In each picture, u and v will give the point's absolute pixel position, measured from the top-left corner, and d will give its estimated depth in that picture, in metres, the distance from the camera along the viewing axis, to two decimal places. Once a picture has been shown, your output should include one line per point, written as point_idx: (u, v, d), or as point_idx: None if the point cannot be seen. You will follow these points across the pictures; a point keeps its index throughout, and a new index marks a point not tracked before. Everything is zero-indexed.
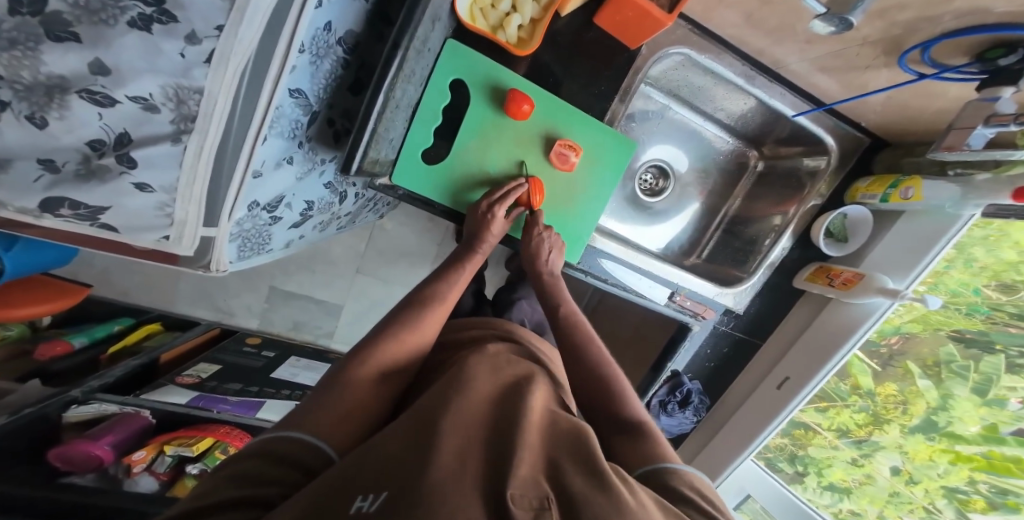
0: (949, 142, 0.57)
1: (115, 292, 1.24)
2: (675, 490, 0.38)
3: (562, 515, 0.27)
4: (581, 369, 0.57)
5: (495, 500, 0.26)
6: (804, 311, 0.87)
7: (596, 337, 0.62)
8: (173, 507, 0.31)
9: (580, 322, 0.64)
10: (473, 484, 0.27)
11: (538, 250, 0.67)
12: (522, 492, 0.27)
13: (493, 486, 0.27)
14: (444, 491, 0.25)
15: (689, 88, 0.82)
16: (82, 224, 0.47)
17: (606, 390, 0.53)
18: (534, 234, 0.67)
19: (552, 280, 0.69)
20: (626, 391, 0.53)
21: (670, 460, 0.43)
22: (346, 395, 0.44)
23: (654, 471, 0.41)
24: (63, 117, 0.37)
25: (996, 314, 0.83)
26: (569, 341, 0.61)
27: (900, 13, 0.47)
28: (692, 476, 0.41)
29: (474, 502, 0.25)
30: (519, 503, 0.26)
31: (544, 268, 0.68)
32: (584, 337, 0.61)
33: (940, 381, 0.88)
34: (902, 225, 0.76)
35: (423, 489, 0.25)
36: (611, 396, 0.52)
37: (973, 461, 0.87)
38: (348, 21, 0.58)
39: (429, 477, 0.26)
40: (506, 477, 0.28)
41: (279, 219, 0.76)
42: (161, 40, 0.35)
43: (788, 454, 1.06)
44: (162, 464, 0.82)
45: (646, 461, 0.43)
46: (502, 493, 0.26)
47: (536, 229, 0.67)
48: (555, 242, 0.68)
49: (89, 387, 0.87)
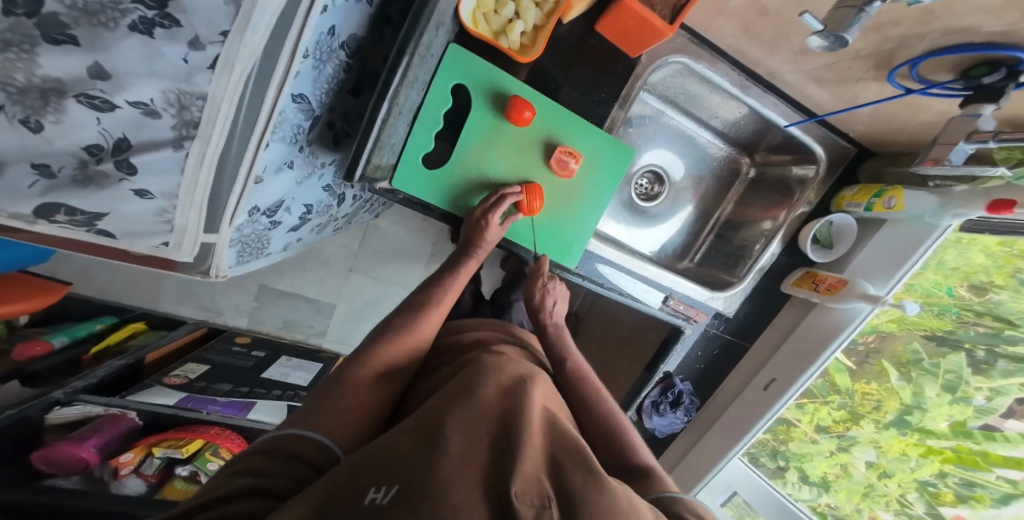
0: (933, 155, 0.60)
1: (98, 290, 1.20)
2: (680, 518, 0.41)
3: (564, 511, 0.27)
4: (588, 422, 0.56)
5: (499, 496, 0.27)
6: (790, 315, 0.89)
7: (602, 389, 0.61)
8: (184, 502, 0.31)
9: (585, 376, 0.62)
10: (478, 479, 0.28)
11: (542, 303, 0.68)
12: (525, 489, 0.27)
13: (496, 481, 0.28)
14: (450, 487, 0.26)
15: (684, 96, 0.83)
16: (78, 229, 0.45)
17: (614, 434, 0.53)
18: (538, 286, 0.68)
19: (555, 332, 0.69)
20: (631, 436, 0.54)
21: (674, 490, 0.46)
22: (347, 396, 0.44)
23: (661, 500, 0.44)
24: (59, 121, 0.35)
25: (964, 314, 0.87)
26: (575, 392, 0.60)
27: (893, 28, 0.49)
28: (694, 503, 0.45)
29: (479, 498, 0.26)
30: (523, 500, 0.26)
31: (547, 318, 0.69)
32: (590, 390, 0.60)
33: (913, 379, 0.92)
34: (883, 234, 0.79)
35: (431, 484, 0.26)
36: (622, 443, 0.52)
37: (943, 454, 0.91)
38: (352, 25, 0.58)
39: (437, 471, 0.27)
40: (509, 473, 0.28)
41: (279, 223, 0.75)
42: (162, 44, 0.34)
43: (770, 449, 1.09)
44: (151, 466, 0.81)
45: (653, 490, 0.45)
46: (506, 488, 0.27)
47: (539, 280, 0.68)
48: (558, 295, 0.69)
49: (71, 388, 0.84)
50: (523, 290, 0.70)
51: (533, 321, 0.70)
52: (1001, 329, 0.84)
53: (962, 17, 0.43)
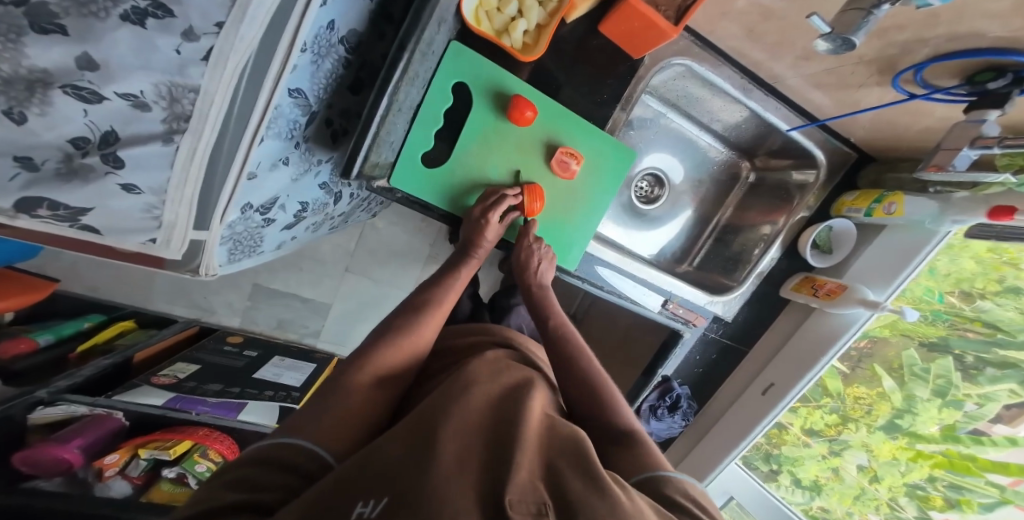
0: (936, 161, 0.60)
1: (85, 287, 1.17)
2: (671, 499, 0.38)
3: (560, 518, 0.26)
4: (570, 381, 0.54)
5: (493, 505, 0.26)
6: (789, 319, 0.89)
7: (587, 348, 0.60)
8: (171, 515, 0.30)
9: (569, 335, 0.62)
10: (473, 488, 0.27)
11: (528, 262, 0.66)
12: (520, 497, 0.26)
13: (491, 490, 0.27)
14: (445, 494, 0.25)
15: (686, 99, 0.83)
16: (61, 224, 0.43)
17: (602, 396, 0.52)
18: (524, 245, 0.66)
19: (540, 292, 0.67)
20: (618, 402, 0.52)
21: (664, 468, 0.43)
22: (343, 401, 0.42)
23: (650, 479, 0.40)
24: (45, 113, 0.33)
25: (957, 320, 0.87)
26: (559, 353, 0.58)
27: (898, 33, 0.49)
28: (689, 486, 0.42)
29: (473, 505, 0.25)
30: (518, 508, 0.25)
31: (533, 279, 0.67)
32: (574, 349, 0.59)
33: (904, 383, 0.92)
34: (881, 241, 0.79)
35: (426, 493, 0.25)
36: (608, 414, 0.50)
37: (933, 459, 0.92)
38: (352, 21, 0.57)
39: (429, 481, 0.26)
40: (505, 482, 0.27)
41: (272, 221, 0.73)
42: (155, 35, 0.33)
43: (763, 453, 1.09)
44: (137, 468, 0.79)
45: (642, 469, 0.42)
46: (501, 497, 0.26)
47: (526, 240, 0.67)
48: (544, 254, 0.67)
49: (55, 387, 0.81)
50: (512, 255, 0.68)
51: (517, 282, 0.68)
52: (993, 335, 0.84)
53: (970, 22, 0.43)
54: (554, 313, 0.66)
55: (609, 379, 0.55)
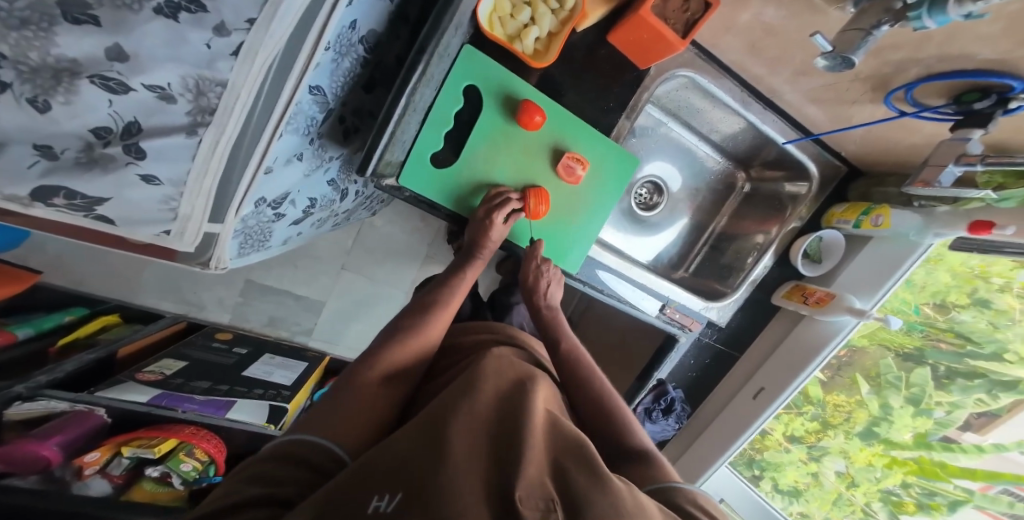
0: (923, 178, 0.64)
1: (68, 279, 1.14)
2: (683, 510, 0.39)
3: (568, 514, 0.27)
4: (582, 401, 0.55)
5: (502, 501, 0.26)
6: (780, 325, 0.92)
7: (596, 369, 0.60)
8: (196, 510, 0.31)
9: (580, 357, 0.61)
10: (481, 485, 0.27)
11: (535, 283, 0.68)
12: (528, 492, 0.26)
13: (499, 486, 0.27)
14: (456, 490, 0.25)
15: (687, 109, 0.85)
16: (76, 214, 0.42)
17: (615, 420, 0.52)
18: (532, 266, 0.68)
19: (548, 313, 0.68)
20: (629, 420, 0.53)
21: (674, 479, 0.44)
22: (356, 399, 0.42)
23: (661, 489, 0.42)
24: (70, 102, 0.33)
25: (931, 332, 0.90)
26: (569, 372, 0.59)
27: (892, 52, 0.51)
28: (696, 494, 0.43)
29: (483, 503, 0.25)
30: (526, 503, 0.25)
31: (541, 300, 0.68)
32: (586, 370, 0.59)
33: (880, 390, 0.96)
34: (868, 251, 0.82)
35: (436, 493, 0.25)
36: (617, 426, 0.51)
37: (907, 466, 0.98)
38: (372, 21, 0.57)
39: (441, 478, 0.26)
40: (513, 476, 0.28)
41: (282, 216, 0.73)
42: (186, 29, 0.33)
43: (746, 458, 1.09)
44: (119, 466, 0.77)
45: (654, 479, 0.44)
46: (510, 492, 0.26)
47: (533, 261, 0.68)
48: (552, 275, 0.69)
49: (34, 383, 0.78)
50: (518, 274, 0.70)
51: (527, 304, 0.69)
52: (962, 346, 0.88)
53: (961, 44, 0.46)
54: (564, 335, 0.66)
55: (616, 394, 0.57)
